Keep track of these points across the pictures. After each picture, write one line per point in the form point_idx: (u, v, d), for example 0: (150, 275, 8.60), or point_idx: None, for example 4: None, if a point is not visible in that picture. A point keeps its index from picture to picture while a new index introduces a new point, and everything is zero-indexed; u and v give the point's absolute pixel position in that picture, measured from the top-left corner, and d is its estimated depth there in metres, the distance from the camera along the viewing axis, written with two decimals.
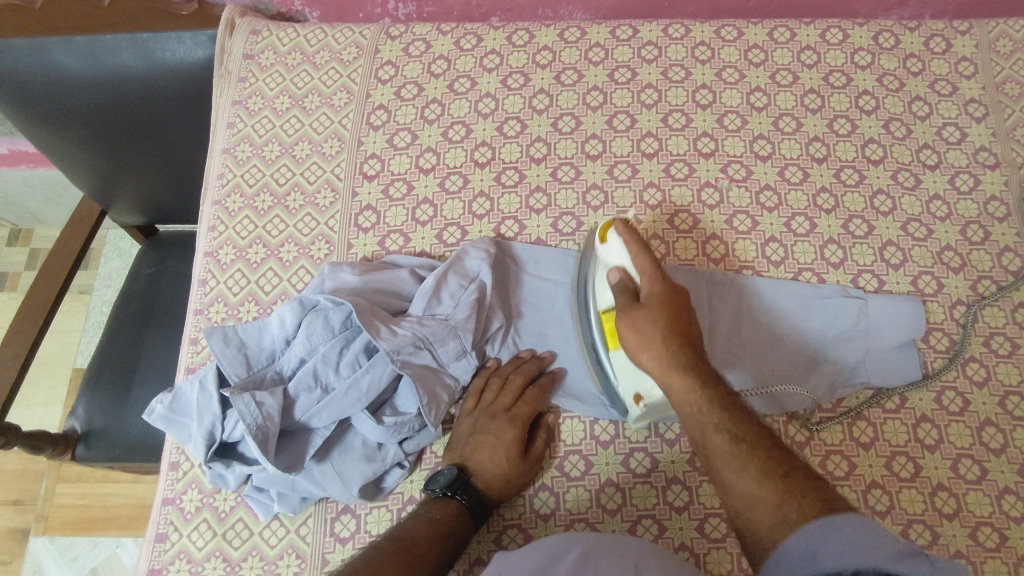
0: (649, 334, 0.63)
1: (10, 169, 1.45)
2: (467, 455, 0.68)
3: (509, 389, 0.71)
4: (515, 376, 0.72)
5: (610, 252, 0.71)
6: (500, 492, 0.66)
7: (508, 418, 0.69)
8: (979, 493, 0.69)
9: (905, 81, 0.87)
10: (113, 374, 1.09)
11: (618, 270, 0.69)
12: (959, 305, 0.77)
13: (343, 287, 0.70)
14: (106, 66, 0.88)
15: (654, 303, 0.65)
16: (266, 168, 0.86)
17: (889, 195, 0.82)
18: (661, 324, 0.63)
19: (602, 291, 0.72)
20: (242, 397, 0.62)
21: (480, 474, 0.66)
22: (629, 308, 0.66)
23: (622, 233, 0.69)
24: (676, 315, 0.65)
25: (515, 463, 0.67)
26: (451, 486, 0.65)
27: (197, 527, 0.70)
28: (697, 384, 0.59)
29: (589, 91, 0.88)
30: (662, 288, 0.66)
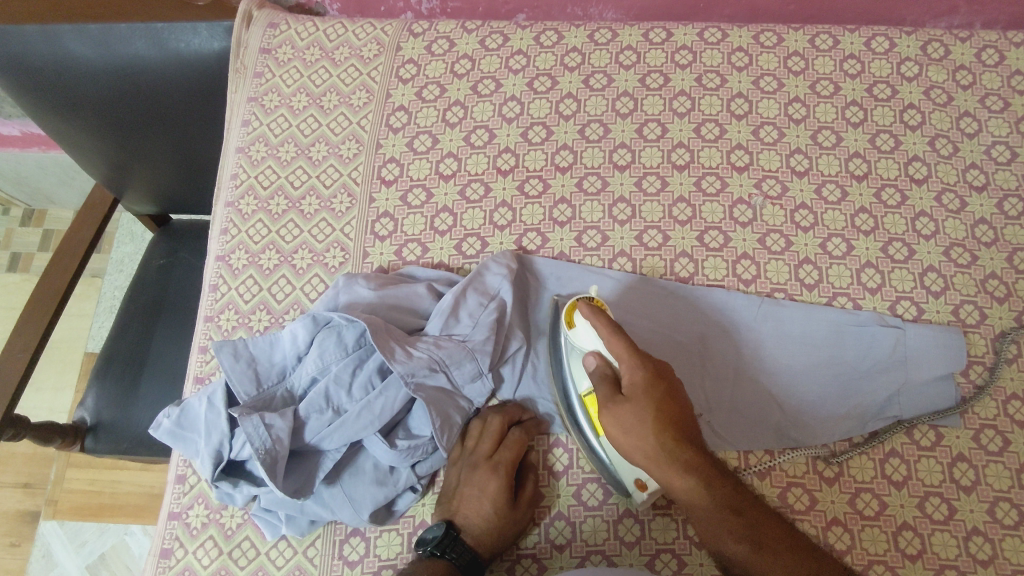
0: (639, 430, 0.57)
1: (23, 151, 1.43)
2: (455, 509, 0.65)
3: (490, 433, 0.67)
4: (494, 418, 0.68)
5: (578, 335, 0.64)
6: (494, 545, 0.64)
7: (491, 466, 0.65)
8: (1015, 539, 0.66)
9: (954, 94, 0.83)
10: (122, 367, 1.07)
11: (595, 358, 0.62)
12: (1002, 338, 0.73)
13: (358, 303, 0.67)
14: (120, 55, 0.85)
15: (640, 399, 0.58)
16: (281, 170, 0.83)
17: (932, 218, 0.78)
18: (650, 424, 0.57)
19: (580, 377, 0.65)
20: (252, 418, 0.60)
21: (470, 529, 0.63)
22: (613, 406, 0.59)
23: (588, 317, 0.62)
24: (661, 403, 0.58)
25: (505, 513, 0.64)
26: (440, 545, 0.62)
27: (203, 544, 0.68)
28: (700, 486, 0.56)
29: (619, 97, 0.84)
30: (645, 379, 0.59)
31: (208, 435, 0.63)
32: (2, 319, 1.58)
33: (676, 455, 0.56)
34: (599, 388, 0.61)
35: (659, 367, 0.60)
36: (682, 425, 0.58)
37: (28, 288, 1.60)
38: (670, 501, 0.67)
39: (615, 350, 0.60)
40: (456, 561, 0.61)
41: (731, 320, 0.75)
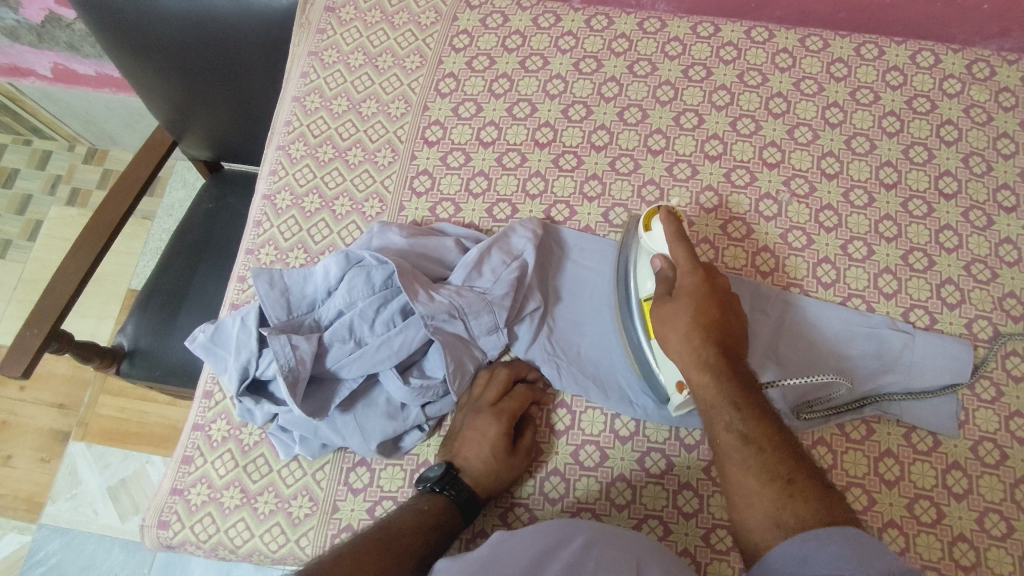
0: (676, 324, 0.64)
1: (94, 90, 1.52)
2: (455, 451, 0.68)
3: (495, 384, 0.71)
4: (500, 370, 0.72)
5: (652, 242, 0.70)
6: (490, 488, 0.67)
7: (493, 413, 0.69)
8: (1001, 550, 0.67)
9: (994, 115, 0.83)
10: (165, 300, 1.14)
11: (661, 258, 0.68)
12: (1013, 356, 0.74)
13: (389, 248, 0.71)
14: (196, 2, 0.91)
15: (683, 299, 0.64)
16: (332, 121, 0.87)
17: (956, 232, 0.79)
18: (689, 317, 0.63)
19: (643, 279, 0.71)
20: (279, 338, 0.65)
21: (470, 469, 0.66)
22: (662, 301, 0.66)
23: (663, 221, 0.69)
24: (707, 307, 0.63)
25: (503, 457, 0.67)
26: (439, 481, 0.65)
27: (220, 456, 0.73)
28: (714, 382, 0.60)
29: (661, 85, 0.86)
30: (695, 284, 0.65)
31: (239, 351, 0.68)
32: (57, 251, 1.67)
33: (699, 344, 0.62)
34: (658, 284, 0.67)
35: (715, 281, 0.65)
36: (721, 328, 0.63)
37: (82, 222, 1.68)
38: (664, 471, 0.70)
39: (678, 257, 0.67)
40: (454, 496, 0.65)
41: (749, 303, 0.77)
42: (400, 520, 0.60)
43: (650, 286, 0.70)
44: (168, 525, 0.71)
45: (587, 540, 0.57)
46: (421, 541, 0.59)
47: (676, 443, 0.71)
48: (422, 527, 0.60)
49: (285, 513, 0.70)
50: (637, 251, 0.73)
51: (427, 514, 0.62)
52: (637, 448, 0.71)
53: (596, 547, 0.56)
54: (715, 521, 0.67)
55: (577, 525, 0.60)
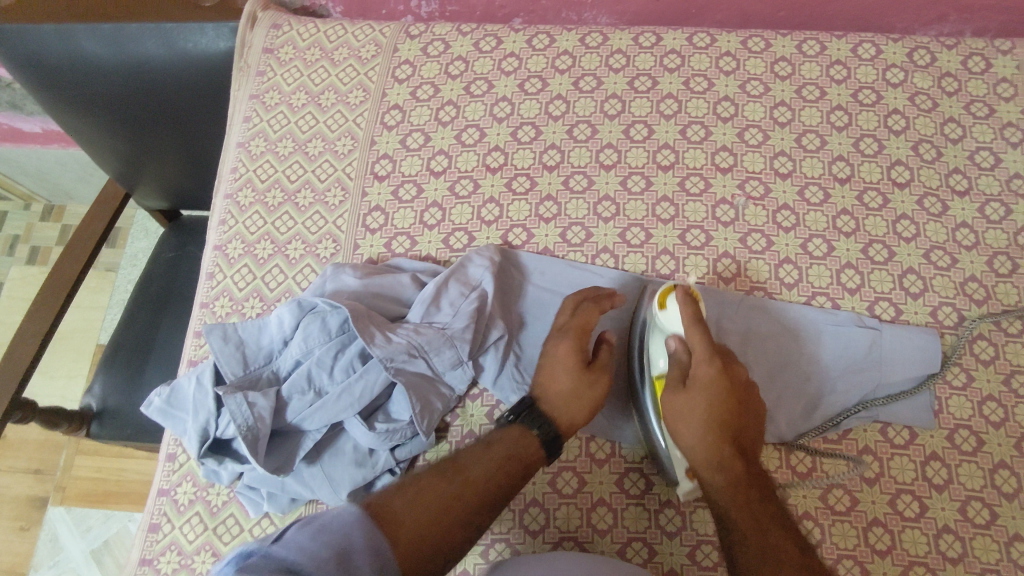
0: (686, 419, 0.64)
1: (43, 147, 1.49)
2: (534, 382, 0.70)
3: (565, 309, 0.72)
4: (570, 298, 0.73)
5: (666, 322, 0.67)
6: (571, 411, 0.68)
7: (564, 335, 0.70)
8: (987, 538, 0.66)
9: (939, 101, 0.84)
10: (129, 357, 1.11)
11: (676, 340, 0.66)
12: (980, 339, 0.74)
13: (343, 291, 0.70)
14: (130, 54, 0.90)
15: (696, 391, 0.64)
16: (278, 164, 0.85)
17: (913, 221, 0.79)
18: (705, 412, 0.63)
19: (655, 358, 0.68)
20: (235, 397, 0.63)
21: (545, 398, 0.68)
22: (674, 391, 0.65)
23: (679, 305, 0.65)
24: (721, 399, 0.63)
25: (578, 385, 0.68)
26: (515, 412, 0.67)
27: (189, 520, 0.70)
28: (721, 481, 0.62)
29: (608, 99, 0.86)
30: (708, 375, 0.64)
31: (196, 412, 0.66)
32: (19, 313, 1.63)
33: (711, 439, 0.63)
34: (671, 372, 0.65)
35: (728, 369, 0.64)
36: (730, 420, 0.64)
37: (43, 282, 1.64)
38: (643, 491, 0.69)
39: (694, 343, 0.65)
40: (528, 424, 0.66)
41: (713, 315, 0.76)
42: (468, 459, 0.63)
43: (663, 366, 0.67)
44: None
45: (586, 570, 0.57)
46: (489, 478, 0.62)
47: (653, 461, 0.70)
48: (492, 461, 0.63)
49: None
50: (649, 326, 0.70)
51: (495, 446, 0.64)
52: (615, 470, 0.70)
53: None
54: (699, 537, 0.66)
55: (567, 556, 0.59)
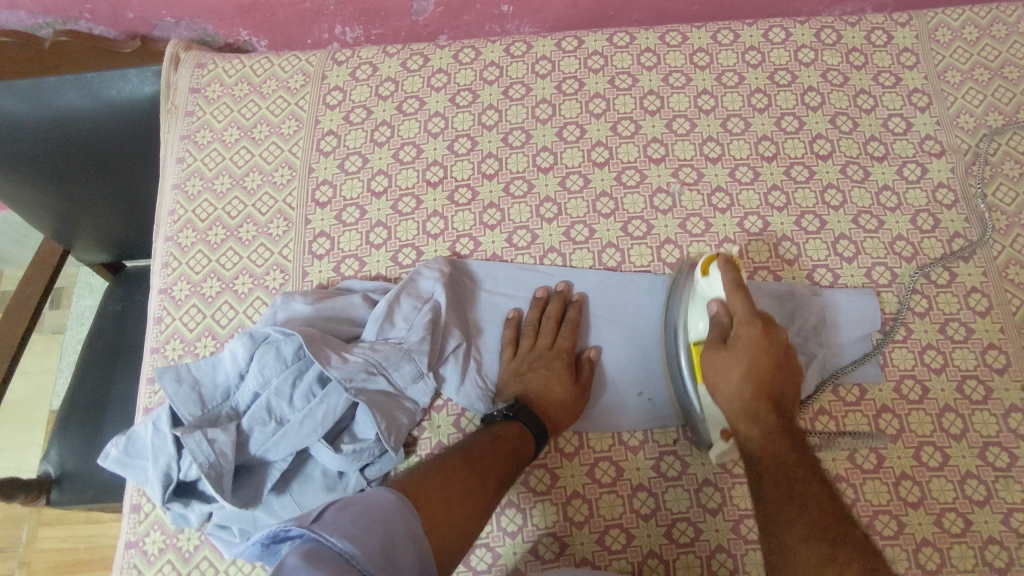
0: (727, 375, 0.65)
1: None
2: (523, 388, 0.73)
3: (546, 330, 0.76)
4: (548, 318, 0.77)
5: (710, 287, 0.69)
6: (559, 418, 0.71)
7: (552, 353, 0.74)
8: (942, 479, 0.70)
9: (849, 75, 0.88)
10: (83, 418, 1.07)
11: (716, 306, 0.68)
12: (914, 293, 0.78)
13: (295, 318, 0.69)
14: (51, 108, 0.90)
15: (740, 350, 0.65)
16: (217, 202, 0.85)
17: (839, 189, 0.83)
18: (743, 372, 0.64)
19: (695, 323, 0.70)
20: (193, 436, 0.62)
21: (541, 403, 0.71)
22: (716, 349, 0.66)
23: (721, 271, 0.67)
24: (758, 359, 0.64)
25: (570, 390, 0.72)
26: (513, 409, 0.69)
27: (161, 569, 0.69)
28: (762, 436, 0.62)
29: (538, 104, 0.88)
30: (752, 336, 0.65)
31: (156, 458, 0.64)
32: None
33: (749, 397, 0.64)
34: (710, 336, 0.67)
35: (773, 330, 0.65)
36: (770, 380, 0.64)
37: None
38: (615, 478, 0.71)
39: (735, 307, 0.66)
40: (527, 423, 0.68)
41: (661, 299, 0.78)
42: (480, 445, 0.65)
43: (702, 331, 0.69)
44: None
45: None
46: (499, 464, 0.64)
47: (621, 448, 0.72)
48: (503, 453, 0.65)
49: None
50: (690, 295, 0.72)
51: (504, 439, 0.66)
52: (586, 462, 0.72)
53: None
54: (673, 516, 0.69)
55: None
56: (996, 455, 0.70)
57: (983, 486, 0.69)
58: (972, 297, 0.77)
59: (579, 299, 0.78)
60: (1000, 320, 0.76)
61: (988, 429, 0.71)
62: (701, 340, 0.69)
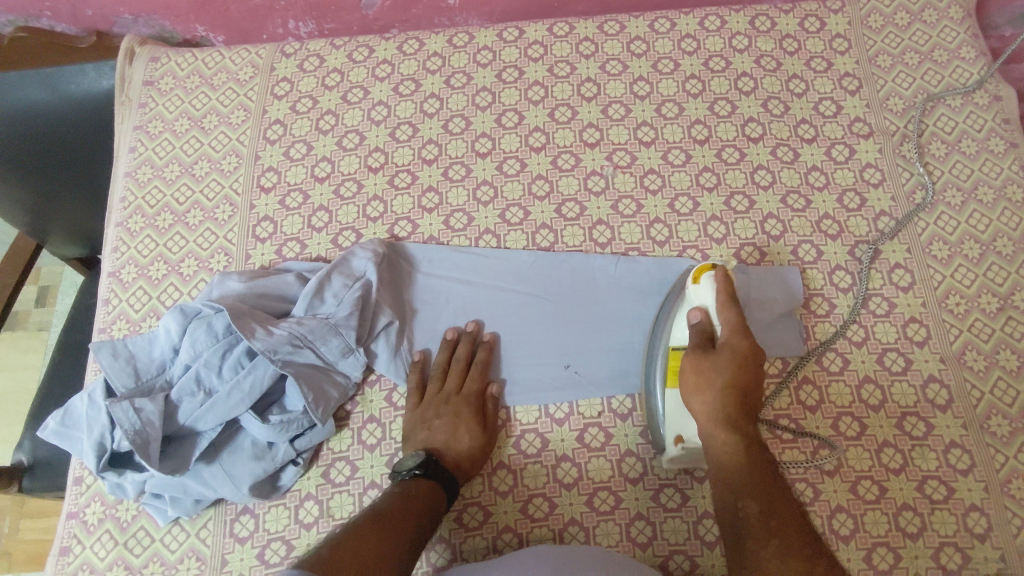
0: (710, 381, 0.66)
1: None
2: (428, 440, 0.71)
3: (454, 373, 0.75)
4: (457, 362, 0.76)
5: (697, 294, 0.70)
6: (466, 468, 0.70)
7: (460, 398, 0.73)
8: (859, 449, 0.71)
9: (782, 60, 0.91)
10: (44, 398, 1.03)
11: (702, 313, 0.69)
12: (839, 271, 0.79)
13: (227, 294, 0.72)
14: (13, 101, 0.95)
15: (727, 357, 0.66)
16: (167, 188, 0.88)
17: (769, 170, 0.85)
18: (726, 378, 0.65)
19: (679, 330, 0.71)
20: (121, 405, 0.64)
21: (449, 454, 0.69)
22: (702, 355, 0.67)
23: (716, 282, 0.69)
24: (744, 371, 0.66)
25: (477, 435, 0.71)
26: (422, 464, 0.67)
27: (99, 538, 0.71)
28: (738, 445, 0.63)
29: (478, 92, 0.90)
30: (739, 348, 0.67)
31: (90, 428, 0.67)
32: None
33: (727, 405, 0.65)
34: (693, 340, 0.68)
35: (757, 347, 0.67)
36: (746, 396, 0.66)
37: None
38: (540, 449, 0.73)
39: (727, 319, 0.68)
40: (439, 477, 0.67)
41: (590, 277, 0.80)
42: (391, 507, 0.62)
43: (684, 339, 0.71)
44: None
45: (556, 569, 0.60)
46: (415, 525, 0.61)
47: (547, 420, 0.74)
48: (415, 511, 0.62)
49: None
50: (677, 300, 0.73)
51: (415, 500, 0.64)
52: (512, 434, 0.74)
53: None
54: (595, 485, 0.71)
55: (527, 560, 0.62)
56: (913, 425, 0.72)
57: (899, 454, 0.71)
58: (895, 273, 0.78)
59: (490, 338, 0.78)
60: (922, 294, 0.77)
61: (905, 400, 0.73)
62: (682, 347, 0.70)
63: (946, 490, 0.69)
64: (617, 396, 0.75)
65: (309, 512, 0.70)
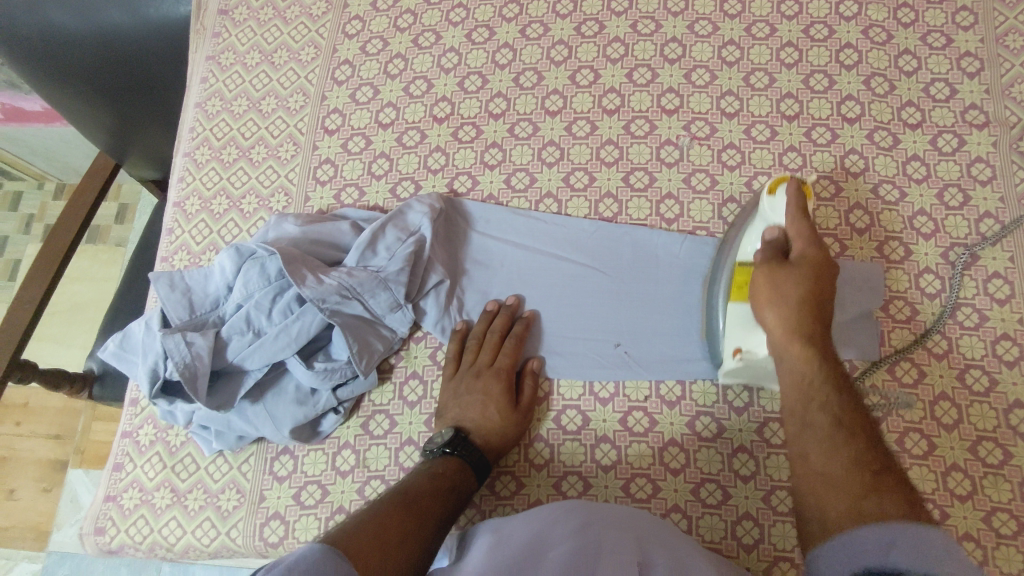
0: (784, 294, 0.62)
1: (23, 126, 1.43)
2: (459, 416, 0.69)
3: (488, 345, 0.73)
4: (491, 333, 0.73)
5: (772, 208, 0.65)
6: (498, 446, 0.69)
7: (492, 372, 0.71)
8: (924, 469, 0.66)
9: (894, 33, 0.82)
10: (111, 306, 1.03)
11: (777, 230, 0.64)
12: (927, 273, 0.73)
13: (283, 237, 0.72)
14: (97, 24, 0.93)
15: (803, 266, 0.62)
16: (233, 122, 0.88)
17: (862, 155, 0.77)
18: (803, 290, 0.61)
19: (750, 244, 0.67)
20: (173, 337, 0.66)
21: (480, 434, 0.68)
22: (776, 266, 0.63)
23: (788, 193, 0.63)
24: (820, 284, 0.62)
25: (508, 416, 0.69)
26: (451, 444, 0.66)
27: (149, 459, 0.74)
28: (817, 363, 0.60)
29: (554, 45, 0.86)
30: (814, 251, 0.63)
31: (145, 354, 0.68)
32: (30, 244, 1.57)
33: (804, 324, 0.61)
34: (766, 253, 0.64)
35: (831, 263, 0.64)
36: (824, 304, 0.63)
37: (43, 236, 1.57)
38: (580, 427, 0.71)
39: (800, 232, 0.63)
40: (466, 457, 0.66)
41: (649, 256, 0.76)
42: (417, 486, 0.60)
43: (753, 254, 0.66)
44: (104, 531, 0.72)
45: (583, 521, 0.58)
46: (437, 504, 0.59)
47: (591, 398, 0.72)
48: (442, 490, 0.61)
49: (214, 508, 0.71)
50: (749, 220, 0.68)
51: (443, 478, 0.63)
52: (553, 408, 0.73)
53: (592, 531, 0.56)
54: (634, 471, 0.69)
55: (552, 510, 0.60)
56: (988, 451, 0.66)
57: (969, 480, 0.65)
58: (992, 283, 0.71)
59: (528, 315, 0.75)
60: (1019, 310, 0.70)
61: (984, 423, 0.67)
62: (750, 261, 0.66)
63: (1016, 525, 0.63)
64: (667, 382, 0.71)
65: (346, 460, 0.71)
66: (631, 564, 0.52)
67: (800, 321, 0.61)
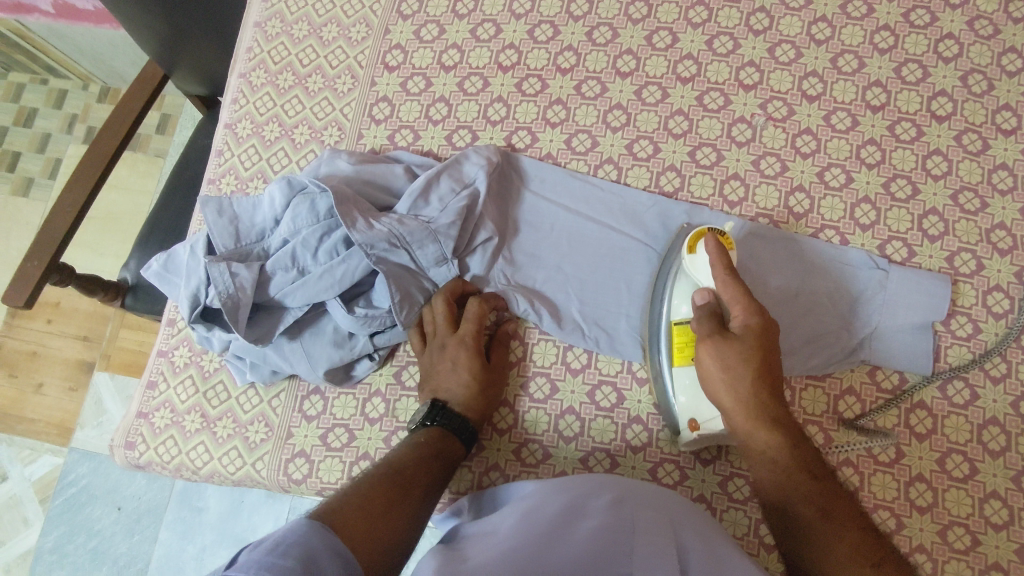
0: (735, 373, 0.60)
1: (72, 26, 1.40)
2: (435, 387, 0.68)
3: (442, 313, 0.70)
4: (439, 301, 0.70)
5: (698, 266, 0.66)
6: (480, 410, 0.68)
7: (457, 340, 0.69)
8: (961, 492, 0.64)
9: (1001, 27, 0.76)
10: (150, 220, 1.02)
11: (707, 293, 0.64)
12: (996, 291, 0.69)
13: (336, 175, 0.71)
14: None
15: (748, 339, 0.60)
16: (292, 46, 0.85)
17: (945, 157, 0.73)
18: (746, 363, 0.60)
19: (682, 304, 0.67)
20: (219, 266, 0.65)
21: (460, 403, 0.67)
22: (721, 341, 0.61)
23: (710, 250, 0.64)
24: (765, 347, 0.60)
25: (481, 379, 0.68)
26: (429, 415, 0.66)
27: (182, 382, 0.75)
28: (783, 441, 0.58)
29: (633, 2, 0.81)
30: (756, 324, 0.61)
31: (188, 278, 0.67)
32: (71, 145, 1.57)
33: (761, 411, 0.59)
34: (704, 322, 0.63)
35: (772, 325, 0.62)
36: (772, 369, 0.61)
37: (83, 138, 1.57)
38: (613, 404, 0.70)
39: (731, 293, 0.62)
40: (448, 425, 0.65)
41: None
42: (400, 457, 0.61)
43: (686, 314, 0.66)
44: (134, 446, 0.73)
45: (617, 496, 0.55)
46: (425, 475, 0.60)
47: (628, 376, 0.71)
48: (425, 461, 0.61)
49: (242, 438, 0.72)
50: (676, 273, 0.69)
51: (425, 448, 0.63)
52: (588, 381, 0.71)
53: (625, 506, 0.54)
54: (663, 456, 0.68)
55: (592, 480, 0.58)
56: None
57: (1007, 510, 0.63)
58: None
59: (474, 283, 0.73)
60: None
61: None
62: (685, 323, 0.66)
63: None
64: None
65: (376, 408, 0.71)
66: (671, 545, 0.49)
67: (757, 408, 0.59)
